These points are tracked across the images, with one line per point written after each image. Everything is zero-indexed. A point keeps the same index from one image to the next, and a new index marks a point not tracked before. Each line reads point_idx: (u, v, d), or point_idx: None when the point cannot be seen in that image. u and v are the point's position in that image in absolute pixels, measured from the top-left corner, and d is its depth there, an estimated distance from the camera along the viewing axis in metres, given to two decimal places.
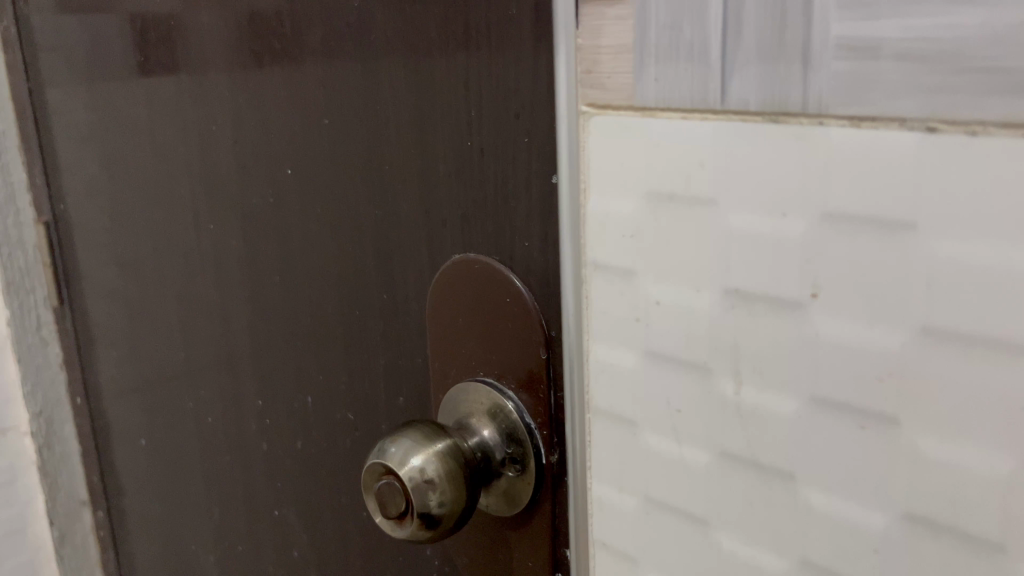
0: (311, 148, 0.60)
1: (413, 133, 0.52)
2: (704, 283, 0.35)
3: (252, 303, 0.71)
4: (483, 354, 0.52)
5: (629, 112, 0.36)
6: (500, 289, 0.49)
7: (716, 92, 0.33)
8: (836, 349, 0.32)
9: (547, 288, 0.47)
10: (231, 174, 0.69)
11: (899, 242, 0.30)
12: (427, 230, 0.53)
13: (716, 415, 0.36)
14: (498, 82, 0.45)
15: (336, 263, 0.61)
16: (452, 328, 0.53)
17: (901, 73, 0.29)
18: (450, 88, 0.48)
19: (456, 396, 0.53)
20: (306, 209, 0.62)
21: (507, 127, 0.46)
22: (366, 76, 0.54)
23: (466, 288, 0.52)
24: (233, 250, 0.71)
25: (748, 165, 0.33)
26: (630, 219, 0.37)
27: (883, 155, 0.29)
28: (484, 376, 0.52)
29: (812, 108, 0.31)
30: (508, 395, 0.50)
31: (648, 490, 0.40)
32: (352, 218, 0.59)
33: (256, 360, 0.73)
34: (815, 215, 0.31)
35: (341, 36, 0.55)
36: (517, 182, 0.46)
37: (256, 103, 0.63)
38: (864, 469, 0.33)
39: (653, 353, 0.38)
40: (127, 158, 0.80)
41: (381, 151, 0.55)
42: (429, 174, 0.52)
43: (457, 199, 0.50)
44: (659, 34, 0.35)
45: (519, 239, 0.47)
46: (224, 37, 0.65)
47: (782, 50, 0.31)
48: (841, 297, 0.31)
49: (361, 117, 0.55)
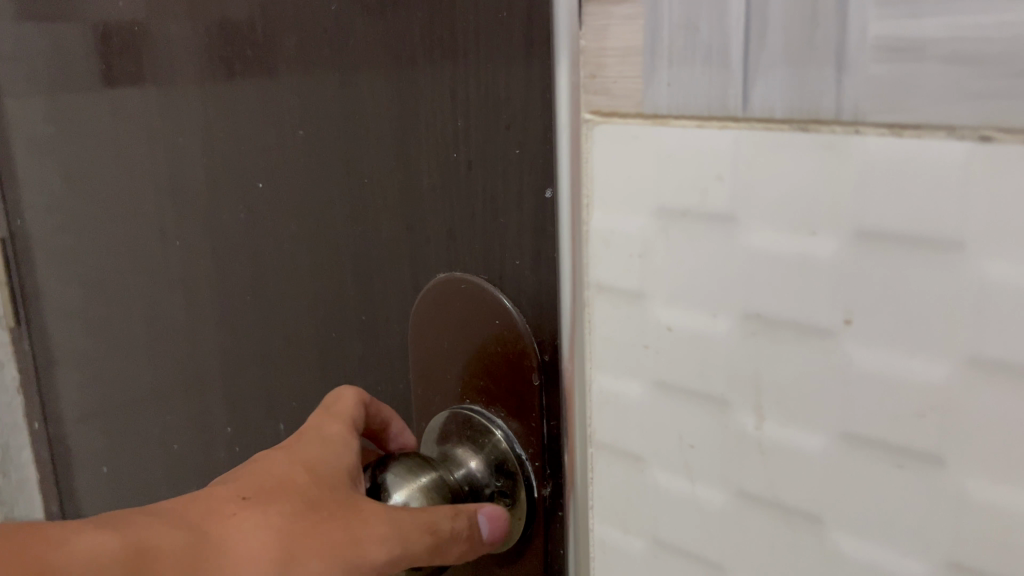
0: (284, 161, 0.57)
1: (397, 147, 0.49)
2: (721, 307, 0.32)
3: (221, 324, 0.67)
4: (470, 380, 0.48)
5: (637, 120, 0.33)
6: (489, 311, 0.46)
7: (736, 99, 0.30)
8: (872, 381, 0.29)
9: (540, 312, 0.43)
10: (199, 190, 0.65)
11: (944, 262, 0.27)
12: (410, 248, 0.50)
13: (734, 452, 0.33)
14: (485, 88, 0.42)
15: (312, 282, 0.58)
16: (436, 351, 0.50)
17: (949, 76, 0.26)
18: (435, 97, 0.45)
19: (439, 423, 0.50)
20: (279, 227, 0.59)
21: (497, 137, 0.42)
22: (345, 84, 0.50)
23: (451, 308, 0.48)
24: (201, 268, 0.68)
25: (773, 178, 0.30)
26: (638, 236, 0.34)
27: (927, 167, 0.26)
28: (470, 402, 0.49)
29: (847, 115, 0.28)
30: (497, 423, 0.47)
31: (657, 531, 0.37)
32: (330, 236, 0.55)
33: (225, 385, 0.69)
34: (847, 233, 0.28)
35: (318, 44, 0.51)
36: (509, 195, 0.43)
37: (227, 113, 0.60)
38: (901, 513, 0.29)
39: (661, 383, 0.35)
40: (91, 172, 0.76)
41: (360, 164, 0.51)
42: (413, 191, 0.48)
43: (443, 213, 0.47)
44: (672, 35, 0.31)
45: (510, 258, 0.44)
46: (192, 45, 0.61)
47: (811, 53, 0.28)
48: (876, 323, 0.29)
49: (339, 127, 0.52)
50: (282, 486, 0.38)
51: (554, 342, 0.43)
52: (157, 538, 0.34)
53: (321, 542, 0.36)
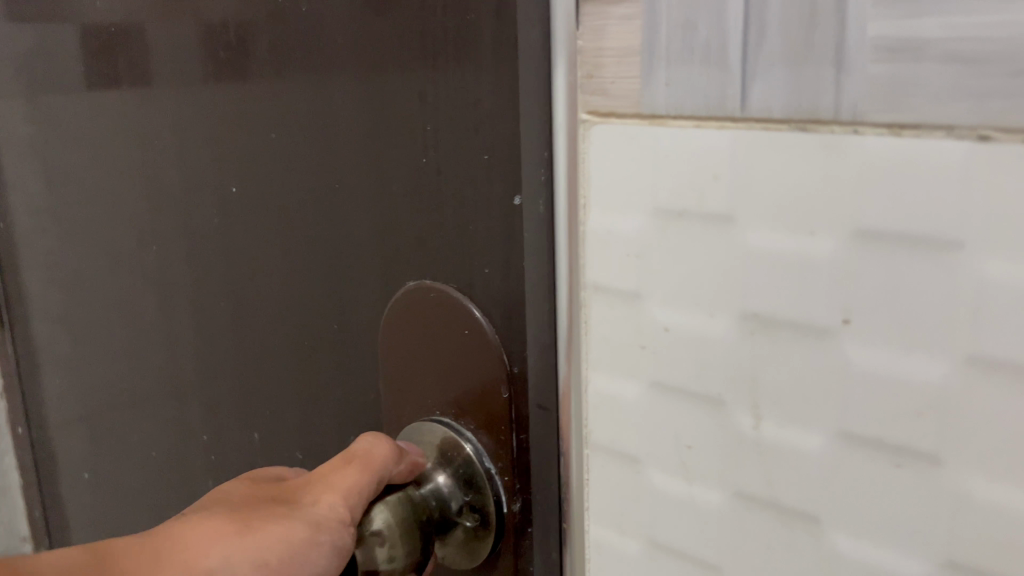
0: (258, 166, 0.56)
1: (367, 153, 0.48)
2: (719, 308, 0.32)
3: (198, 331, 0.67)
4: (440, 393, 0.48)
5: (634, 120, 0.33)
6: (459, 320, 0.45)
7: (735, 98, 0.30)
8: (872, 380, 0.29)
9: (509, 322, 0.43)
10: (177, 196, 0.64)
11: (943, 261, 0.27)
12: (381, 256, 0.50)
13: (731, 452, 0.33)
14: (453, 93, 0.42)
15: (286, 290, 0.57)
16: (407, 362, 0.49)
17: (948, 76, 0.26)
18: (404, 102, 0.45)
19: (408, 436, 0.49)
20: (256, 233, 0.58)
21: (466, 143, 0.42)
22: (317, 87, 0.50)
23: (423, 319, 0.48)
24: (179, 274, 0.67)
25: (769, 178, 0.30)
26: (635, 237, 0.34)
27: (926, 166, 0.27)
28: (441, 415, 0.48)
29: (845, 115, 0.28)
30: (467, 436, 0.46)
31: (653, 533, 0.37)
32: (302, 244, 0.55)
33: (202, 393, 0.69)
34: (846, 233, 0.29)
35: (290, 47, 0.51)
36: (477, 204, 0.42)
37: (205, 118, 0.59)
38: (899, 511, 0.30)
39: (658, 384, 0.35)
40: (71, 178, 0.75)
41: (332, 170, 0.51)
42: (383, 199, 0.48)
43: (413, 221, 0.47)
44: (671, 34, 0.31)
45: (478, 267, 0.44)
46: (170, 49, 0.60)
47: (809, 51, 0.28)
48: (875, 322, 0.29)
49: (311, 131, 0.52)
50: (218, 497, 0.41)
51: (523, 353, 0.42)
52: (116, 541, 0.36)
53: (268, 510, 0.39)
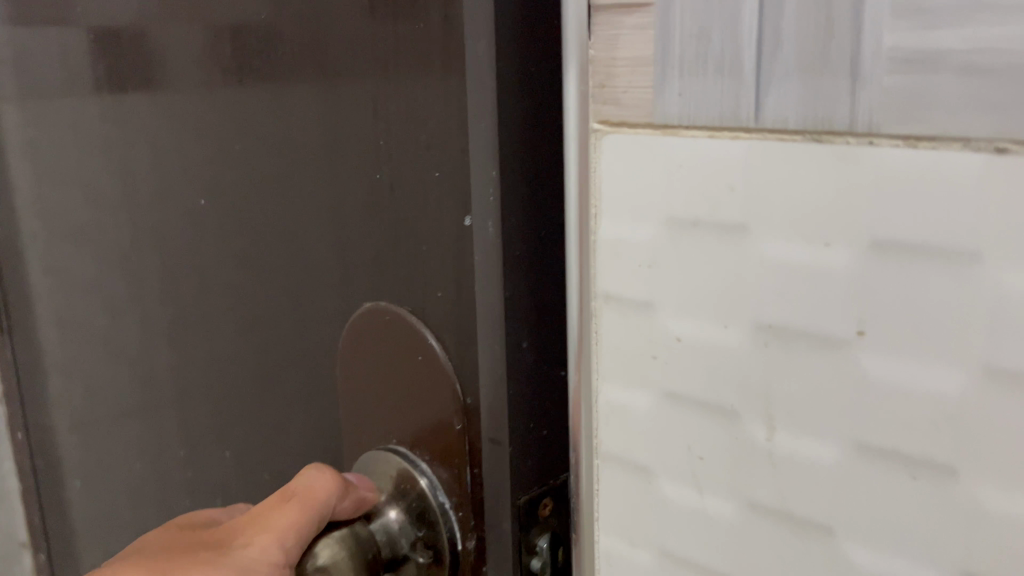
0: (224, 179, 0.56)
1: (325, 168, 0.48)
2: (732, 318, 0.32)
3: (176, 345, 0.66)
4: (396, 420, 0.48)
5: (646, 130, 0.33)
6: (415, 346, 0.45)
7: (749, 108, 0.30)
8: (887, 391, 0.29)
9: (462, 348, 0.42)
10: (156, 207, 0.64)
11: (959, 272, 0.27)
12: (339, 274, 0.49)
13: (744, 462, 0.33)
14: (406, 109, 0.42)
15: (252, 305, 0.57)
16: (367, 386, 0.49)
17: (965, 88, 0.26)
18: (359, 118, 0.45)
19: (364, 465, 0.49)
20: (232, 249, 0.57)
21: (419, 161, 0.42)
22: (275, 100, 0.50)
23: (383, 345, 0.47)
24: (157, 287, 0.66)
25: (784, 189, 0.30)
26: (647, 246, 0.34)
27: (942, 177, 0.27)
28: (397, 443, 0.48)
29: (861, 126, 0.28)
30: (423, 468, 0.46)
31: (664, 542, 0.37)
32: (265, 259, 0.55)
33: (181, 407, 0.68)
34: (861, 243, 0.29)
35: (251, 59, 0.51)
36: (429, 223, 0.42)
37: (181, 130, 0.59)
38: (914, 521, 0.30)
39: (669, 393, 0.35)
40: (59, 185, 0.75)
41: (293, 184, 0.51)
42: (340, 214, 0.48)
43: (369, 239, 0.46)
44: (684, 44, 0.31)
45: (431, 289, 0.43)
46: (151, 58, 0.60)
47: (824, 62, 0.28)
48: (890, 333, 0.29)
49: (273, 145, 0.51)
50: (163, 543, 0.43)
51: (473, 379, 0.42)
52: None
53: (195, 555, 0.40)
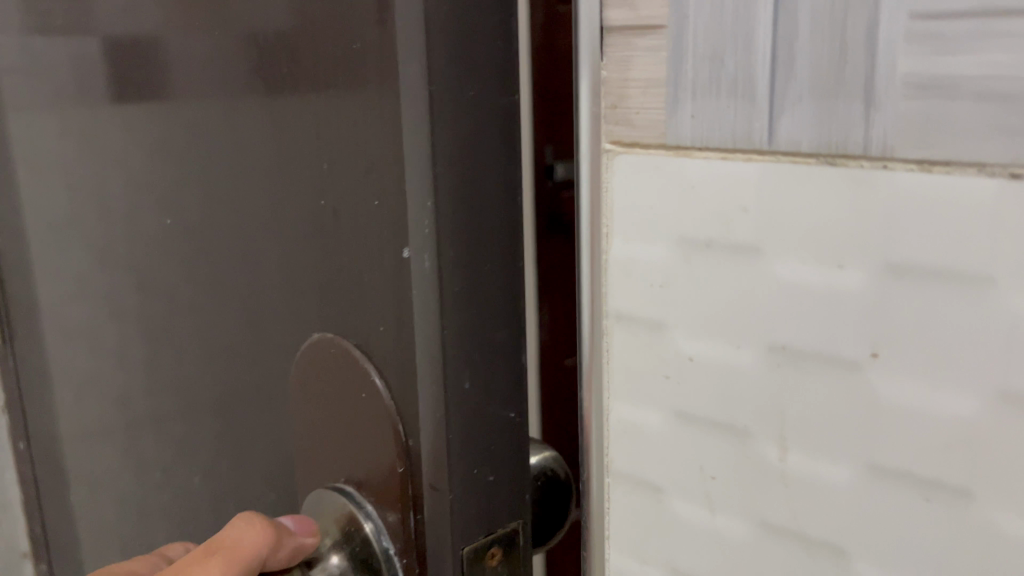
0: (195, 196, 0.56)
1: (279, 189, 0.47)
2: (745, 338, 0.32)
3: (158, 364, 0.66)
4: (349, 458, 0.45)
5: (659, 151, 0.33)
6: (361, 381, 0.42)
7: (762, 131, 0.30)
8: (901, 414, 0.29)
9: (403, 385, 0.39)
10: (139, 223, 0.63)
11: (973, 296, 0.27)
12: (293, 298, 0.48)
13: (757, 482, 0.33)
14: (347, 131, 0.39)
15: (222, 323, 0.57)
16: (324, 419, 0.47)
17: (980, 114, 0.26)
18: (306, 139, 0.43)
19: (314, 502, 0.47)
20: (206, 268, 0.57)
21: (361, 187, 0.39)
22: (235, 118, 0.49)
23: (335, 376, 0.45)
24: (140, 304, 0.66)
25: (797, 212, 0.30)
26: (660, 267, 0.34)
27: (956, 202, 0.27)
28: (347, 482, 0.45)
29: (875, 150, 0.28)
30: (368, 510, 0.43)
31: (675, 561, 0.37)
32: (231, 277, 0.54)
33: (162, 426, 0.67)
34: (874, 266, 0.29)
35: (215, 77, 0.50)
36: (371, 253, 0.40)
37: (160, 148, 0.58)
38: (927, 543, 0.30)
39: (681, 413, 0.35)
40: (50, 198, 0.74)
41: (253, 203, 0.50)
42: (292, 236, 0.47)
43: (319, 265, 0.45)
44: (697, 67, 0.31)
45: (375, 323, 0.40)
46: (134, 72, 0.59)
47: (838, 87, 0.28)
48: (903, 356, 0.29)
49: (234, 162, 0.51)
50: None
51: (414, 422, 0.39)
52: None
53: None
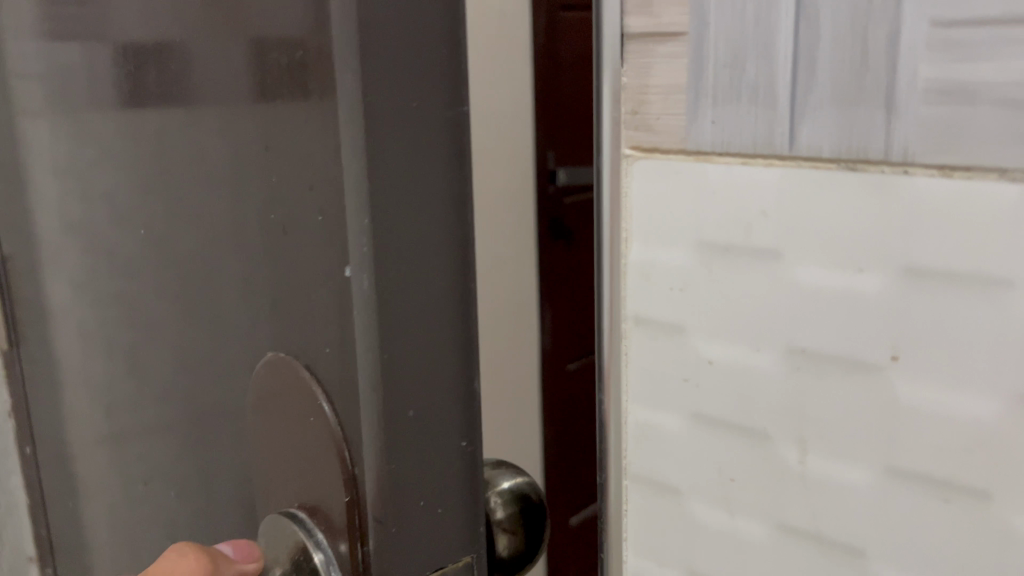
0: (154, 204, 0.50)
1: (229, 194, 0.40)
2: (764, 342, 0.33)
3: (115, 376, 0.63)
4: (298, 482, 0.37)
5: (679, 156, 0.34)
6: (307, 400, 0.35)
7: (783, 137, 0.31)
8: (920, 416, 0.30)
9: (349, 411, 0.32)
10: (99, 229, 0.60)
11: (993, 300, 0.27)
12: (246, 317, 0.42)
13: (776, 484, 0.34)
14: (290, 123, 0.33)
15: (180, 342, 0.50)
16: (271, 459, 0.40)
17: (1000, 120, 0.26)
18: (255, 139, 0.37)
19: (266, 535, 0.39)
20: (156, 279, 0.53)
21: (304, 188, 0.33)
22: (190, 115, 0.43)
23: (281, 394, 0.38)
24: (100, 312, 0.63)
25: (818, 216, 0.30)
26: (678, 270, 0.34)
27: (977, 207, 0.27)
28: (297, 508, 0.37)
29: (896, 156, 0.28)
30: (319, 540, 0.35)
31: (692, 563, 0.37)
32: (189, 292, 0.48)
33: (118, 440, 0.64)
34: (893, 271, 0.29)
35: (171, 71, 0.44)
36: (316, 264, 0.33)
37: (120, 150, 0.54)
38: (945, 544, 0.30)
39: (699, 416, 0.35)
40: (17, 201, 0.72)
41: (206, 209, 0.44)
42: (243, 250, 0.40)
43: (269, 282, 0.38)
44: (718, 73, 0.32)
45: (320, 345, 0.34)
46: (93, 74, 0.56)
47: (860, 93, 0.29)
48: (923, 359, 0.29)
49: (190, 164, 0.44)
50: None
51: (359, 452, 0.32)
52: None
53: None
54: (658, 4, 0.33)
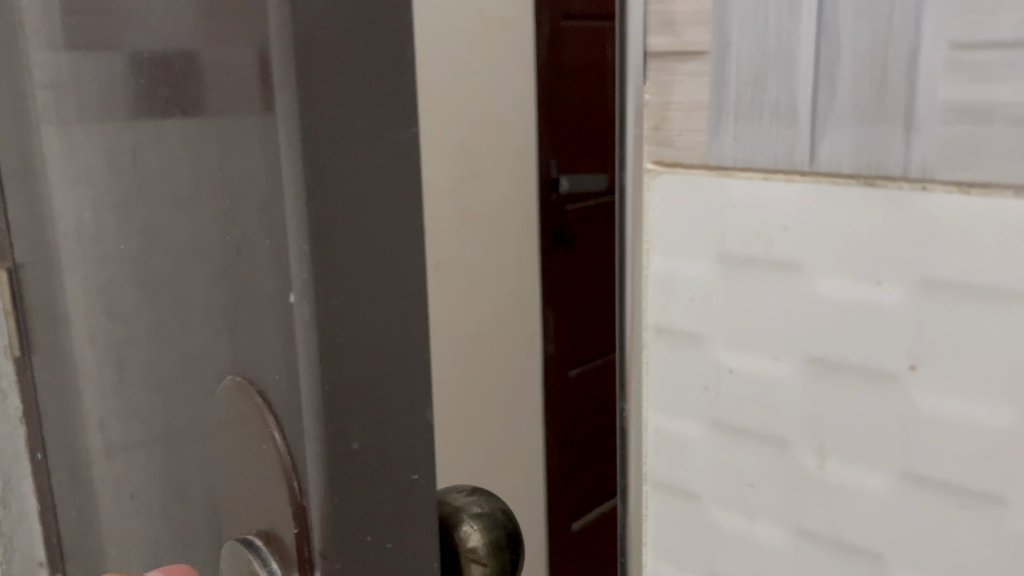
0: (104, 219, 0.50)
1: (176, 211, 0.40)
2: (785, 352, 0.34)
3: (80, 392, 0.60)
4: (252, 504, 0.37)
5: (700, 171, 0.35)
6: (258, 433, 0.35)
7: (804, 152, 0.32)
8: (938, 424, 0.30)
9: (295, 439, 0.33)
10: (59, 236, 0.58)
11: (1009, 312, 0.28)
12: (193, 352, 0.42)
13: (795, 490, 0.34)
14: (231, 159, 0.34)
15: (136, 365, 0.50)
16: (219, 481, 0.41)
17: (1016, 139, 0.27)
18: (194, 160, 0.37)
19: (224, 562, 0.38)
20: (112, 297, 0.52)
21: (251, 221, 0.33)
22: (131, 131, 0.43)
23: (235, 428, 0.38)
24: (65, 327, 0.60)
25: (838, 230, 0.31)
26: (700, 282, 0.35)
27: (993, 222, 0.28)
28: (251, 534, 0.37)
29: (914, 172, 0.29)
30: (273, 568, 0.36)
31: (713, 568, 0.38)
32: (139, 314, 0.48)
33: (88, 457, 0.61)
34: (912, 283, 0.30)
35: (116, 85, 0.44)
36: (261, 297, 0.34)
37: (77, 156, 0.52)
38: (962, 548, 0.31)
39: (720, 424, 0.36)
40: None
41: (151, 239, 0.44)
42: (185, 288, 0.41)
43: (207, 310, 0.39)
44: (739, 91, 0.33)
45: (268, 374, 0.34)
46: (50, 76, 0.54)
47: (879, 112, 0.30)
48: (940, 369, 0.30)
49: (131, 185, 0.45)
50: None
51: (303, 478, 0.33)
52: None
53: None
54: (680, 24, 0.34)
